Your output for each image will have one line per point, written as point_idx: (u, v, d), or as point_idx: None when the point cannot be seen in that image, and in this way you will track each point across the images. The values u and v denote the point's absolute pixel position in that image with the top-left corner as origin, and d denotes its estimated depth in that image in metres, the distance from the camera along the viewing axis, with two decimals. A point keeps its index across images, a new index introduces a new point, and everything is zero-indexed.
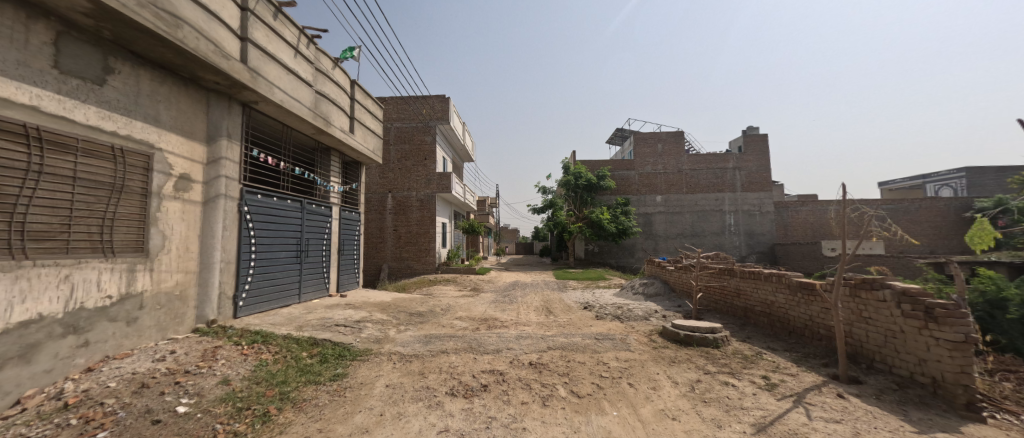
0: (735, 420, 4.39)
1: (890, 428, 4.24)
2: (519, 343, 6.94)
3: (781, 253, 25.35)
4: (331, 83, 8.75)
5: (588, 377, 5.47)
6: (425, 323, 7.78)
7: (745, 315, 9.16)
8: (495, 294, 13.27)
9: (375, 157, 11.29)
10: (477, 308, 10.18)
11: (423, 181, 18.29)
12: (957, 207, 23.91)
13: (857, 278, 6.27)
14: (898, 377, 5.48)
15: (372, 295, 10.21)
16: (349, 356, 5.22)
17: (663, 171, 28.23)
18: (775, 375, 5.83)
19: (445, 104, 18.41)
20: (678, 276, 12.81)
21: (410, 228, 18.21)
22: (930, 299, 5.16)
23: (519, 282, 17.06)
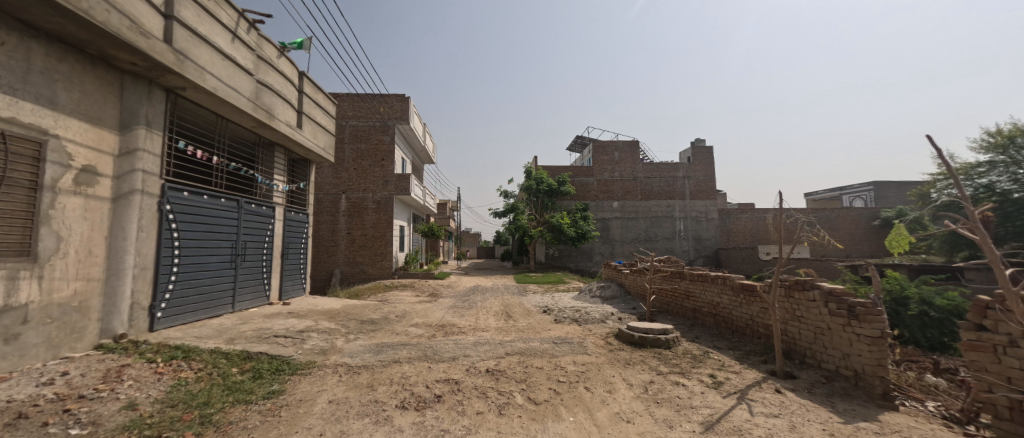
0: (685, 419, 4.51)
1: (821, 419, 4.55)
2: (477, 350, 6.76)
3: (725, 257, 27.11)
4: (276, 73, 8.12)
5: (546, 383, 5.41)
6: (377, 331, 7.38)
7: (694, 316, 9.60)
8: (454, 299, 12.96)
9: (326, 155, 10.66)
10: (434, 314, 9.86)
11: (380, 182, 17.57)
12: (868, 216, 26.89)
13: (791, 279, 6.75)
14: (825, 371, 5.94)
15: (319, 302, 9.58)
16: (287, 371, 4.79)
17: (620, 178, 29.30)
18: (721, 373, 6.12)
19: (404, 104, 17.92)
20: (633, 280, 13.26)
21: (366, 231, 17.41)
22: (852, 298, 5.64)
23: (478, 286, 16.83)
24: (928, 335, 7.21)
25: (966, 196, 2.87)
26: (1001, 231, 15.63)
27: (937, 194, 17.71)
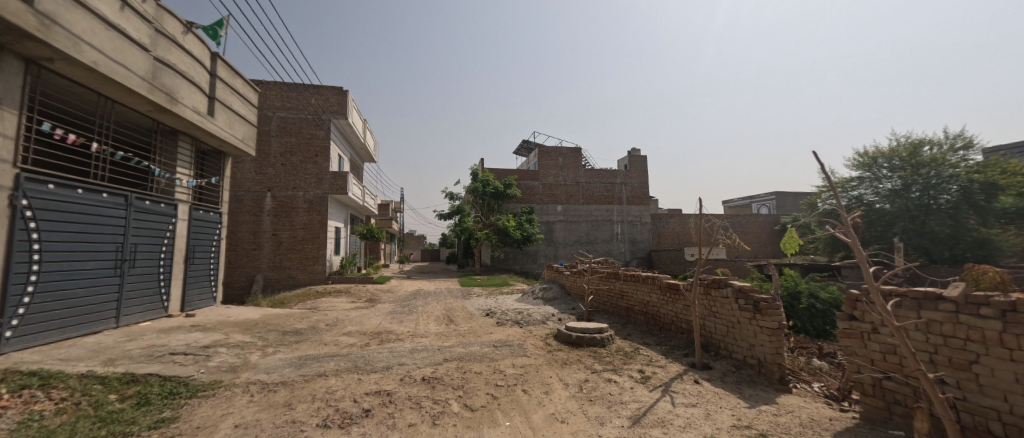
0: (615, 415, 4.71)
1: (731, 406, 5.00)
2: (414, 357, 6.49)
3: (656, 258, 29.14)
4: (181, 51, 7.17)
5: (483, 388, 5.35)
6: (302, 343, 6.79)
7: (627, 314, 10.14)
8: (394, 304, 12.39)
9: (245, 148, 9.62)
10: (370, 321, 9.34)
11: (312, 180, 16.29)
12: (772, 222, 30.64)
13: (709, 278, 7.36)
14: (736, 360, 6.58)
15: (232, 312, 8.60)
16: (183, 394, 4.19)
17: (563, 182, 30.31)
18: (648, 368, 6.51)
19: (341, 98, 16.90)
20: (573, 281, 13.69)
21: (294, 233, 16.04)
22: (757, 294, 6.29)
23: (420, 291, 16.26)
24: (815, 324, 8.38)
25: (841, 205, 3.29)
26: (868, 235, 18.74)
27: (822, 203, 20.70)
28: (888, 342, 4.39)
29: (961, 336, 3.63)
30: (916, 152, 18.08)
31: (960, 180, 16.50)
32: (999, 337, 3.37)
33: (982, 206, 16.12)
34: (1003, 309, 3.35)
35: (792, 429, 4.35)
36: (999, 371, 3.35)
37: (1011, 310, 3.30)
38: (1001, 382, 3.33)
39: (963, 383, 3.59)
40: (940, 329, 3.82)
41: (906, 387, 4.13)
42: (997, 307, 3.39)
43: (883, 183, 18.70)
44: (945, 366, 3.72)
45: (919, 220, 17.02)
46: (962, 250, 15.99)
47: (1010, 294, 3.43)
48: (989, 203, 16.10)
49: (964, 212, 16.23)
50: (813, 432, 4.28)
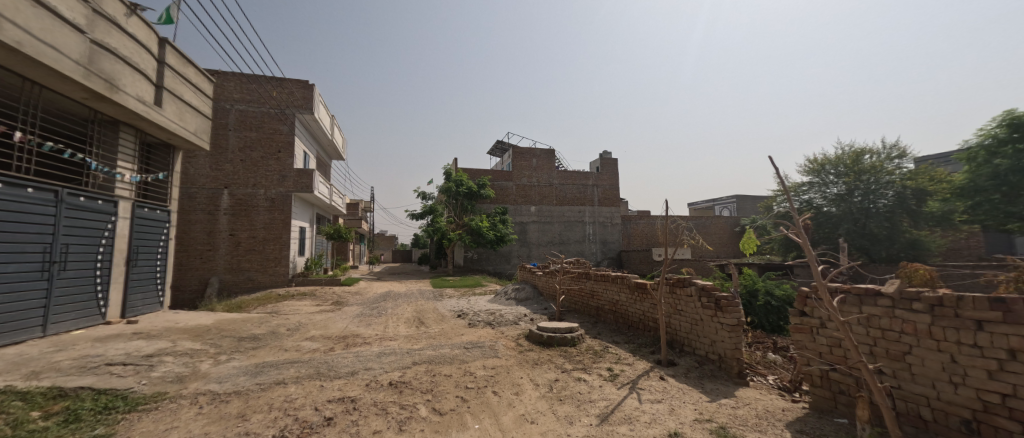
0: (584, 414, 4.76)
1: (693, 400, 5.17)
2: (381, 361, 6.30)
3: (626, 259, 29.87)
4: (123, 35, 6.64)
5: (452, 391, 5.25)
6: (260, 349, 6.43)
7: (597, 313, 10.32)
8: (361, 307, 12.00)
9: (199, 141, 9.04)
10: (335, 325, 9.00)
11: (274, 178, 15.54)
12: (733, 223, 32.16)
13: (674, 277, 7.59)
14: (699, 356, 6.83)
15: (181, 317, 8.03)
16: (121, 408, 3.86)
17: (537, 183, 30.52)
18: (617, 366, 6.64)
19: (307, 92, 16.38)
20: (546, 281, 13.78)
21: (254, 233, 15.23)
22: (718, 292, 6.55)
23: (390, 292, 15.87)
24: (770, 320, 8.89)
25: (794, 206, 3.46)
26: (817, 236, 20.04)
27: (777, 206, 21.93)
28: (835, 336, 4.69)
29: (896, 330, 3.93)
30: (859, 160, 19.53)
31: (896, 186, 18.04)
32: (929, 330, 3.67)
33: (914, 210, 17.64)
34: (933, 304, 3.65)
35: (749, 421, 4.55)
36: (929, 361, 3.65)
37: (940, 305, 3.60)
38: (931, 371, 3.63)
39: (898, 372, 3.89)
40: (878, 323, 4.12)
41: (849, 378, 4.42)
42: (928, 302, 3.70)
43: (830, 188, 20.03)
44: (883, 357, 4.02)
45: (861, 222, 18.41)
46: (896, 250, 17.46)
47: (938, 290, 3.75)
48: (919, 208, 17.69)
49: (899, 216, 17.76)
50: (768, 423, 4.49)
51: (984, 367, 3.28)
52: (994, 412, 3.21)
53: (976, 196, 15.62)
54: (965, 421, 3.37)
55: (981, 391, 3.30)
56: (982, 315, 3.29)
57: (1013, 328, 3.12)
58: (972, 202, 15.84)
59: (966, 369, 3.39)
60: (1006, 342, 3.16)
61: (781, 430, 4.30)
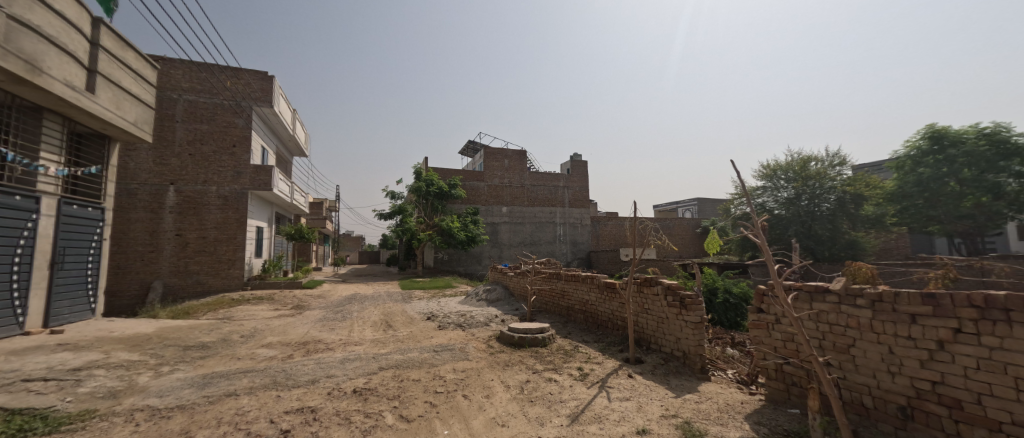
0: (555, 414, 4.74)
1: (660, 397, 5.28)
2: (345, 368, 6.01)
3: (595, 259, 30.42)
4: (48, 12, 5.99)
5: (421, 396, 5.08)
6: (209, 358, 5.97)
7: (568, 313, 10.40)
8: (324, 311, 11.47)
9: (141, 133, 8.34)
10: (295, 330, 8.54)
11: (228, 174, 14.62)
12: (695, 225, 33.58)
13: (642, 277, 7.75)
14: (664, 353, 7.02)
15: (117, 326, 7.32)
16: (39, 430, 3.44)
17: (508, 184, 30.51)
18: (586, 365, 6.69)
19: (265, 83, 15.59)
20: (517, 282, 13.75)
21: (204, 233, 14.23)
22: (682, 291, 6.74)
23: (356, 295, 15.30)
24: (728, 316, 9.34)
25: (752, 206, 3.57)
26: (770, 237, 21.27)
27: (735, 208, 23.06)
28: (788, 331, 4.93)
29: (842, 324, 4.17)
30: (805, 166, 20.90)
31: (837, 192, 19.62)
32: (870, 324, 3.92)
33: (854, 215, 19.53)
34: (874, 299, 3.90)
35: (712, 415, 4.69)
36: (870, 352, 3.90)
37: (880, 301, 3.85)
38: (872, 362, 3.88)
39: (843, 363, 4.13)
40: (827, 318, 4.36)
41: (800, 370, 4.65)
42: (869, 297, 3.94)
43: (781, 192, 21.19)
44: (831, 350, 4.26)
45: (807, 224, 19.77)
46: (837, 250, 19.11)
47: (878, 286, 4.01)
48: (857, 211, 19.54)
49: (840, 218, 19.40)
50: (729, 416, 4.65)
51: (917, 358, 3.54)
52: (926, 399, 3.47)
53: (903, 201, 18.06)
54: (901, 408, 3.63)
55: (915, 380, 3.55)
56: (916, 309, 3.54)
57: (943, 321, 3.38)
58: (900, 207, 18.31)
59: (902, 359, 3.64)
60: (936, 334, 3.42)
61: (740, 422, 4.46)
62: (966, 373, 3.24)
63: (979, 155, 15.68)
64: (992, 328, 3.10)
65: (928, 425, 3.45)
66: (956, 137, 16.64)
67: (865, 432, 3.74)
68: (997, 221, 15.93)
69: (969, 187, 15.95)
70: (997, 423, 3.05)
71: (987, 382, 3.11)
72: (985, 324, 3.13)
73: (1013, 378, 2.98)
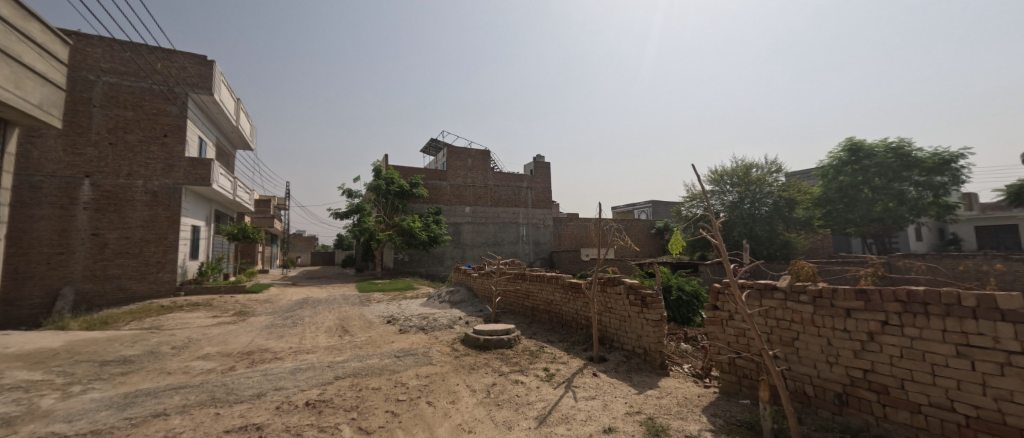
0: (523, 417, 4.61)
1: (624, 394, 5.31)
2: (297, 378, 5.52)
3: (557, 259, 30.79)
4: None
5: (382, 405, 4.77)
6: (133, 374, 5.26)
7: (532, 313, 10.36)
8: (272, 317, 10.62)
9: (50, 118, 7.30)
10: (238, 339, 7.80)
11: (158, 167, 13.24)
12: (650, 226, 35.02)
13: (605, 276, 7.83)
14: (626, 351, 7.13)
15: (15, 340, 6.28)
16: None
17: (471, 184, 30.18)
18: (552, 365, 6.63)
19: (205, 69, 14.32)
20: (481, 282, 13.51)
21: (129, 232, 12.77)
22: (643, 289, 6.87)
23: (308, 299, 14.36)
24: (681, 312, 9.73)
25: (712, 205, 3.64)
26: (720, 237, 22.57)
27: (687, 210, 24.24)
28: (741, 326, 5.12)
29: (788, 319, 4.37)
30: (747, 173, 22.34)
31: (773, 196, 21.16)
32: (811, 318, 4.13)
33: (787, 217, 20.97)
34: (814, 295, 4.11)
35: (673, 410, 4.77)
36: (812, 344, 4.11)
37: (820, 296, 4.05)
38: (814, 353, 4.09)
39: (789, 355, 4.32)
40: (775, 314, 4.55)
41: (751, 363, 4.85)
42: (811, 293, 4.15)
43: (726, 196, 22.42)
44: (777, 343, 4.45)
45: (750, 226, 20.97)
46: (774, 250, 20.65)
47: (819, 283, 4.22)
48: (790, 214, 21.04)
49: (777, 220, 20.91)
50: (688, 410, 4.74)
51: (851, 348, 3.77)
52: (858, 386, 3.70)
53: (828, 205, 22.11)
54: (838, 395, 3.85)
55: (849, 369, 3.78)
56: (850, 304, 3.76)
57: (872, 314, 3.62)
58: (826, 209, 22.15)
59: (838, 350, 3.86)
60: (867, 326, 3.66)
61: (698, 415, 4.56)
62: (892, 361, 3.49)
63: (886, 167, 20.37)
64: (913, 320, 3.36)
65: (861, 410, 3.69)
66: (869, 151, 21.10)
67: (807, 419, 3.94)
68: (898, 222, 20.64)
69: (880, 194, 20.54)
70: (917, 405, 3.31)
71: (908, 368, 3.37)
72: (908, 317, 3.39)
73: (930, 365, 3.25)
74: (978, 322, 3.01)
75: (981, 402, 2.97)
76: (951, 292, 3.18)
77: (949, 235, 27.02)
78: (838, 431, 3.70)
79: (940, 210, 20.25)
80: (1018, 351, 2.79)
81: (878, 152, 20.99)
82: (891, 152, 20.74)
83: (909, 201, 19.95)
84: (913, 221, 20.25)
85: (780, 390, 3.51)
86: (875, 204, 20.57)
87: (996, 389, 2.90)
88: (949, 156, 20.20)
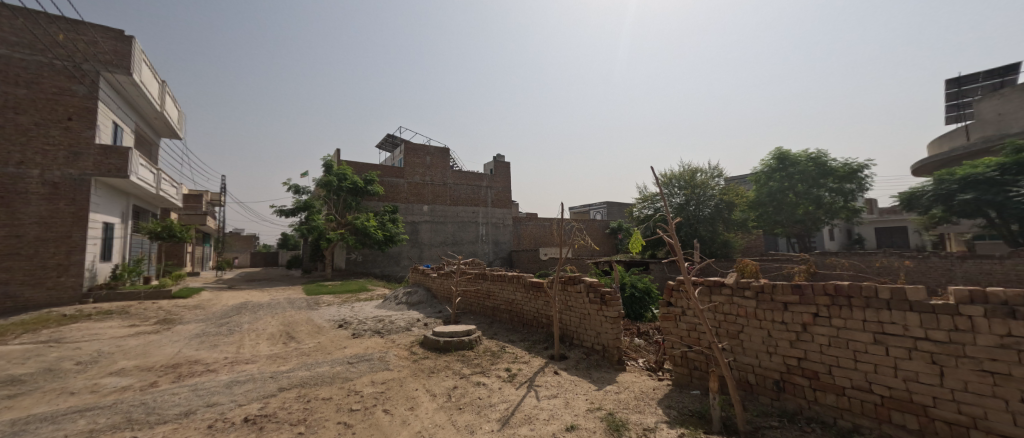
0: (485, 420, 4.44)
1: (585, 391, 5.31)
2: (233, 392, 4.94)
3: (516, 258, 30.83)
4: None
5: (332, 416, 4.38)
6: (23, 397, 4.46)
7: (493, 313, 10.20)
8: (205, 324, 9.59)
9: None
10: (162, 350, 6.92)
11: (61, 155, 11.55)
12: (604, 226, 36.15)
13: (565, 275, 7.85)
14: (586, 348, 7.19)
15: None
16: None
17: (430, 182, 29.45)
18: (514, 365, 6.53)
19: (125, 47, 12.71)
20: (439, 283, 13.12)
21: (21, 230, 11.02)
22: (602, 288, 6.95)
23: (248, 303, 13.19)
24: (633, 309, 10.09)
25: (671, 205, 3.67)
26: None
27: (639, 211, 25.18)
28: (693, 321, 5.26)
29: (733, 313, 4.52)
30: (693, 177, 23.63)
31: (715, 199, 22.57)
32: (755, 312, 4.31)
33: (727, 219, 22.41)
34: (757, 291, 4.28)
35: (631, 404, 4.83)
36: (754, 336, 4.29)
37: (761, 292, 4.23)
38: (756, 344, 4.28)
39: (734, 347, 4.48)
40: (722, 308, 4.68)
41: (701, 355, 5.01)
42: (754, 289, 4.32)
43: (674, 198, 23.46)
44: (723, 336, 4.60)
45: (694, 226, 22.18)
46: (716, 248, 22.02)
47: (760, 279, 4.42)
48: (729, 216, 22.57)
49: (718, 221, 22.32)
50: (645, 403, 4.83)
51: (787, 338, 3.99)
52: (793, 373, 3.93)
53: (760, 208, 24.08)
54: (776, 382, 4.06)
55: (786, 358, 4.00)
56: (787, 298, 3.97)
57: (806, 307, 3.85)
58: (759, 211, 24.13)
59: (777, 340, 4.07)
60: (801, 318, 3.89)
61: (654, 407, 4.65)
62: (821, 349, 3.73)
63: (807, 175, 22.81)
64: (839, 312, 3.62)
65: (796, 395, 3.92)
66: (794, 159, 23.42)
67: (750, 406, 4.12)
68: (817, 223, 23.26)
69: (802, 198, 22.92)
70: (842, 388, 3.57)
71: (835, 355, 3.63)
72: (835, 309, 3.64)
73: (853, 351, 3.52)
74: (891, 312, 3.29)
75: (894, 382, 3.26)
76: (869, 285, 3.45)
77: (856, 235, 30.55)
78: (776, 416, 3.90)
79: (849, 214, 23.07)
80: (923, 336, 3.12)
81: (801, 161, 23.35)
82: (811, 162, 23.18)
83: (825, 205, 22.58)
84: (827, 222, 23.05)
85: (727, 380, 3.63)
86: (799, 207, 22.94)
87: (905, 371, 3.20)
88: (857, 166, 22.99)
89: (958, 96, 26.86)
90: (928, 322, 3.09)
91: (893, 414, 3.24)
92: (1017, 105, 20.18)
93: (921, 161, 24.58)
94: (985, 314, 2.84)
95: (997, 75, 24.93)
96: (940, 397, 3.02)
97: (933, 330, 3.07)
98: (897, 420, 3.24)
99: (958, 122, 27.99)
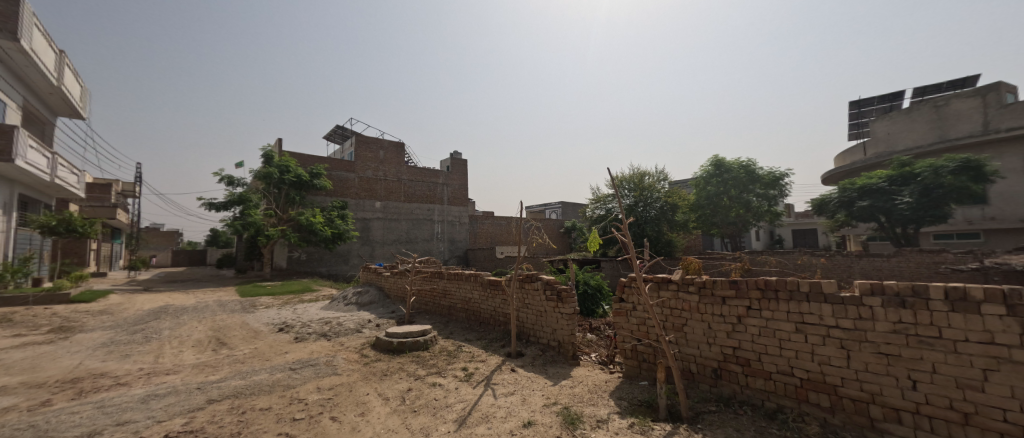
0: (441, 421, 4.28)
1: (540, 387, 5.31)
2: (150, 407, 4.33)
3: (472, 257, 30.49)
4: None
5: (272, 428, 3.99)
6: None
7: (449, 313, 9.95)
8: (115, 332, 8.39)
9: None
10: (57, 363, 5.92)
11: None
12: (558, 225, 36.88)
13: (523, 273, 7.82)
14: (542, 344, 7.24)
15: None
16: None
17: (383, 177, 28.29)
18: (471, 364, 6.39)
19: (9, 8, 10.75)
20: (393, 282, 12.54)
21: None
22: (559, 285, 7.01)
23: (170, 307, 11.77)
24: (587, 305, 10.40)
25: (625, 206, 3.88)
26: None
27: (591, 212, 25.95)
28: (643, 316, 5.44)
29: (679, 307, 4.71)
30: (642, 180, 24.86)
31: (661, 201, 23.88)
32: (697, 306, 4.51)
33: (671, 220, 23.76)
34: (699, 286, 4.49)
35: (584, 397, 4.90)
36: (696, 328, 4.51)
37: (703, 286, 4.43)
38: (697, 336, 4.51)
39: (679, 339, 4.69)
40: (669, 303, 4.86)
41: (649, 348, 5.20)
42: (697, 284, 4.52)
43: (624, 199, 24.42)
44: (669, 329, 4.79)
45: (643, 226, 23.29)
46: (661, 247, 23.27)
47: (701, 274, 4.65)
48: (673, 217, 23.97)
49: (665, 220, 23.62)
50: (598, 396, 4.93)
51: (725, 329, 4.24)
52: (728, 361, 4.19)
53: (700, 210, 25.82)
54: (715, 370, 4.30)
55: (722, 348, 4.26)
56: (725, 292, 4.22)
57: (740, 301, 4.11)
58: (699, 213, 25.89)
59: (715, 332, 4.32)
60: (736, 310, 4.15)
61: (606, 399, 4.76)
62: (753, 338, 4.01)
63: (739, 181, 24.95)
64: (768, 305, 3.90)
65: (731, 381, 4.17)
66: (728, 166, 25.41)
67: (691, 393, 4.35)
68: (747, 224, 25.55)
69: (734, 202, 25.01)
70: (769, 373, 3.86)
71: (764, 344, 3.91)
72: (766, 301, 3.91)
73: (778, 340, 3.81)
74: (811, 303, 3.60)
75: (810, 366, 3.58)
76: (794, 279, 3.75)
77: (777, 236, 33.95)
78: (713, 401, 4.15)
79: (772, 216, 25.60)
80: (835, 325, 3.45)
81: (734, 168, 25.42)
82: (743, 169, 25.34)
83: (753, 208, 24.90)
84: (755, 224, 25.35)
85: (673, 370, 3.76)
86: (732, 210, 24.95)
87: (820, 355, 3.53)
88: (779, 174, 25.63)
89: (859, 115, 30.81)
90: (839, 312, 3.42)
91: (810, 395, 3.56)
92: (902, 126, 23.45)
93: (830, 171, 27.85)
94: (883, 304, 3.19)
95: (887, 100, 28.68)
96: (847, 377, 3.37)
97: (842, 319, 3.41)
98: (812, 399, 3.57)
99: (859, 138, 32.23)
